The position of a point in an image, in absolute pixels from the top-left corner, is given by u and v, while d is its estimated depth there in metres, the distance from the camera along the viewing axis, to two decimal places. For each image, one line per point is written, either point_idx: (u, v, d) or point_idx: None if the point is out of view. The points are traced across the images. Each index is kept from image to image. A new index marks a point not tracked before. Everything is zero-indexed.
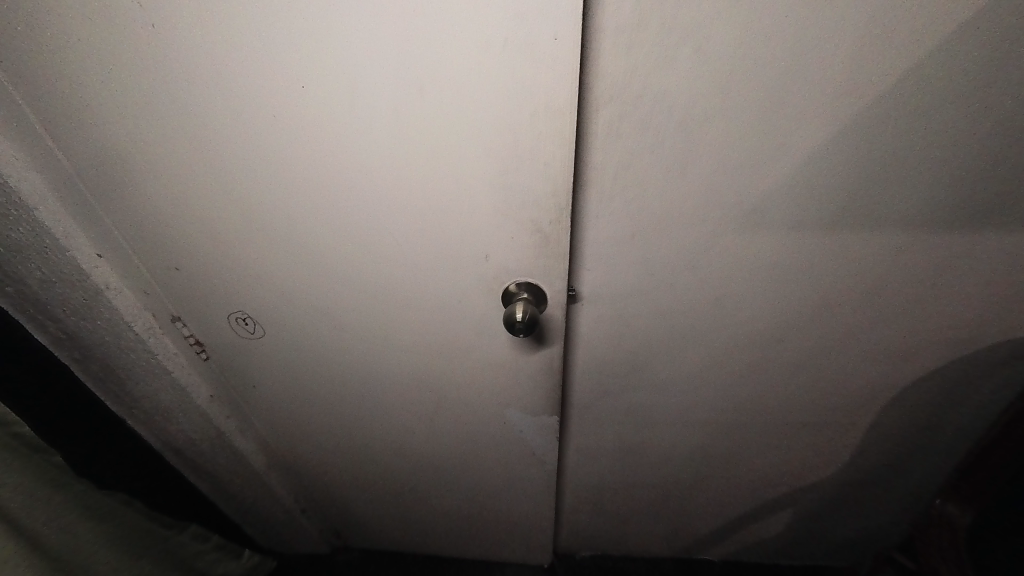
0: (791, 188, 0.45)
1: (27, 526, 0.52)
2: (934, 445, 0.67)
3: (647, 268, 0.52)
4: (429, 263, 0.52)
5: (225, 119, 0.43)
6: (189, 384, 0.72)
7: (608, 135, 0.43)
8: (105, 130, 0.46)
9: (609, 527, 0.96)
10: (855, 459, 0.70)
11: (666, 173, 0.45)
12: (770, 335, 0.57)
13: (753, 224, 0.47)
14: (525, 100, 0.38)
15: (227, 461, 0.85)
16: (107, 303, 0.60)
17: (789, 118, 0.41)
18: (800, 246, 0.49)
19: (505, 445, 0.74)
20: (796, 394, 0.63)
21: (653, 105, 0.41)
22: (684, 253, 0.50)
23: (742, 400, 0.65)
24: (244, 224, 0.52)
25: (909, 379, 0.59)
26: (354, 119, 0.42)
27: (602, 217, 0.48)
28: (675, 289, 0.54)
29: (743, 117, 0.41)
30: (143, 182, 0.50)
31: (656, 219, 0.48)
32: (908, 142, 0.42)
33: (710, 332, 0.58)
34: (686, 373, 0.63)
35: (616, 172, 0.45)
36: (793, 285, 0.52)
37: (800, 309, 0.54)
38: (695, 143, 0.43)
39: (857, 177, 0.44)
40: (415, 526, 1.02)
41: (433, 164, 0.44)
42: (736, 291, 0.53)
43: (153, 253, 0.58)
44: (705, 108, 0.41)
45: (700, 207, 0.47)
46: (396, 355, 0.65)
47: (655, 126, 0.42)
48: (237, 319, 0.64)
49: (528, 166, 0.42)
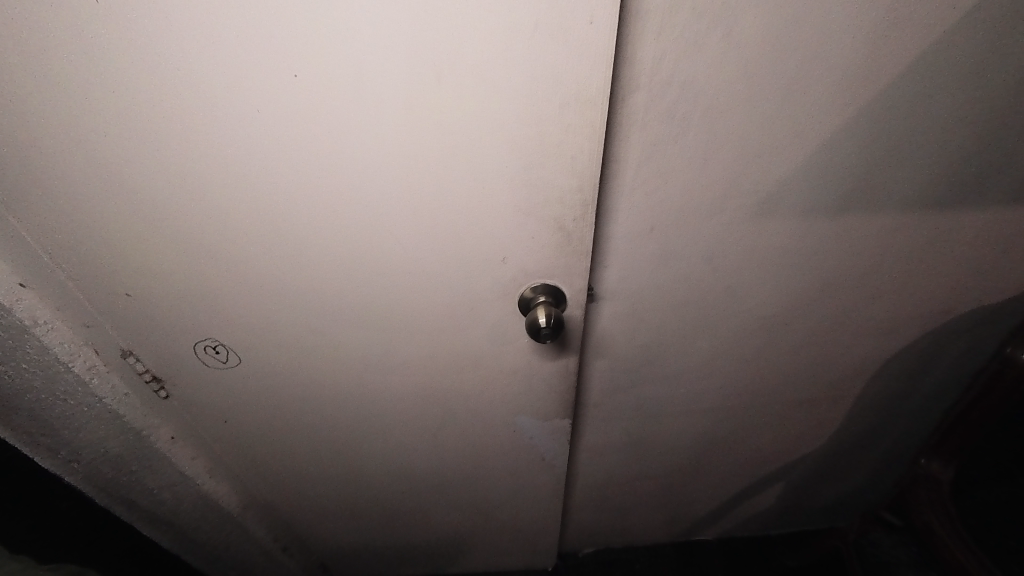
0: (804, 176, 0.46)
1: None
2: (909, 408, 0.73)
3: (666, 262, 0.52)
4: (439, 271, 0.48)
5: (197, 119, 0.37)
6: (148, 427, 0.63)
7: (635, 126, 0.41)
8: (28, 132, 0.37)
9: (612, 522, 0.96)
10: (843, 429, 0.75)
11: (689, 165, 0.44)
12: (775, 320, 0.58)
13: (766, 213, 0.48)
14: (555, 89, 0.35)
15: (194, 509, 0.74)
16: (38, 343, 0.50)
17: (806, 107, 0.41)
18: (808, 232, 0.50)
19: (513, 452, 0.72)
20: (795, 375, 0.66)
21: (682, 93, 0.39)
22: (703, 244, 0.50)
23: (745, 384, 0.66)
24: (218, 239, 0.45)
25: (894, 350, 0.64)
26: (358, 115, 0.37)
27: (624, 213, 0.47)
28: (690, 281, 0.54)
29: (766, 106, 0.41)
30: (83, 196, 0.42)
31: (677, 211, 0.47)
32: (909, 128, 0.44)
33: (721, 321, 0.58)
34: (696, 364, 0.63)
35: (640, 166, 0.44)
36: (798, 270, 0.53)
37: (803, 294, 0.56)
38: (720, 132, 0.42)
39: (865, 163, 0.46)
40: (412, 549, 0.96)
41: (450, 164, 0.40)
42: (747, 279, 0.54)
43: (95, 279, 0.49)
44: (731, 96, 0.40)
45: (721, 197, 0.47)
46: (398, 373, 0.60)
47: (682, 116, 0.41)
48: (205, 347, 0.56)
49: (554, 161, 0.39)
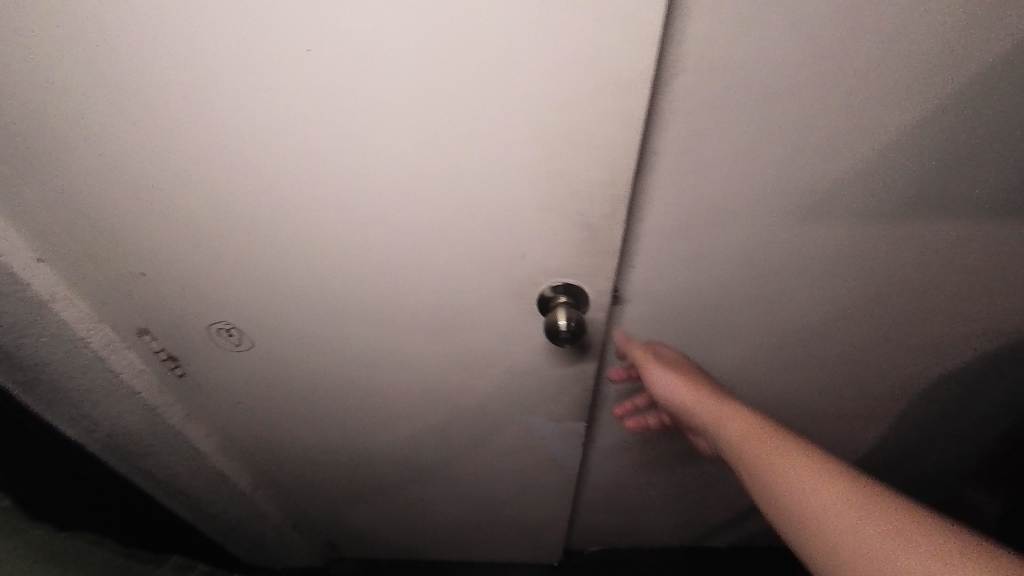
0: (865, 177, 0.41)
1: None
2: (955, 433, 0.67)
3: (697, 266, 0.48)
4: (455, 264, 0.46)
5: (208, 94, 0.35)
6: (161, 404, 0.64)
7: (677, 117, 0.38)
8: (46, 108, 0.37)
9: (622, 524, 0.94)
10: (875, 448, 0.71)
11: (734, 161, 0.40)
12: (816, 330, 0.54)
13: (817, 217, 0.44)
14: (590, 72, 0.32)
15: (209, 481, 0.77)
16: (53, 317, 0.51)
17: (876, 98, 0.37)
18: (864, 239, 0.45)
19: (523, 450, 0.70)
20: (829, 388, 0.62)
21: (733, 79, 0.36)
22: (743, 248, 0.47)
23: (774, 397, 0.63)
24: (231, 223, 0.44)
25: (945, 370, 0.58)
26: (371, 95, 0.35)
27: (658, 211, 0.44)
28: (722, 287, 0.50)
29: (828, 96, 0.37)
30: (98, 173, 0.41)
31: (717, 212, 0.44)
32: (997, 125, 0.38)
33: (755, 329, 0.54)
34: (725, 372, 0.59)
35: (679, 161, 0.40)
36: (847, 280, 0.49)
37: (846, 307, 0.52)
38: (771, 126, 0.38)
39: (933, 167, 0.41)
40: (420, 535, 0.97)
41: (470, 151, 0.37)
42: (788, 287, 0.50)
43: (109, 258, 0.49)
44: (789, 83, 0.36)
45: (765, 198, 0.43)
46: (409, 366, 0.58)
47: (731, 107, 0.37)
48: (218, 330, 0.56)
49: (582, 152, 0.36)
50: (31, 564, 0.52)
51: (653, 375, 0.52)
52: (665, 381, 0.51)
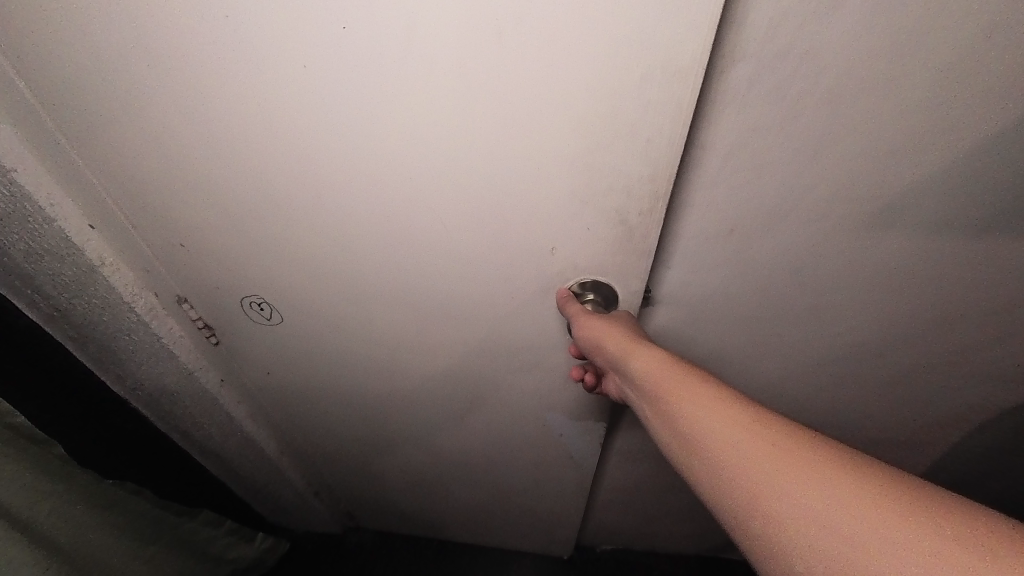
0: (933, 182, 0.38)
1: (29, 517, 0.52)
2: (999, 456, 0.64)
3: (738, 271, 0.46)
4: (483, 253, 0.45)
5: (248, 68, 0.35)
6: (198, 368, 0.66)
7: (732, 108, 0.35)
8: (100, 81, 0.39)
9: (636, 527, 0.93)
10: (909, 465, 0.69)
11: (790, 158, 0.37)
12: (854, 340, 0.52)
13: (870, 223, 0.41)
14: (639, 58, 0.30)
15: (239, 446, 0.80)
16: (104, 282, 0.53)
17: (958, 96, 0.33)
18: (921, 248, 0.43)
19: (541, 444, 0.70)
20: (862, 397, 0.60)
21: (798, 69, 0.33)
22: (789, 252, 0.44)
23: (802, 403, 0.62)
24: (267, 199, 0.45)
25: (985, 385, 0.57)
26: (407, 75, 0.34)
27: (701, 209, 0.41)
28: (765, 291, 0.48)
29: (903, 91, 0.33)
30: (147, 146, 0.43)
31: (765, 213, 0.41)
32: None
33: (792, 336, 0.52)
34: (754, 377, 0.58)
35: (728, 157, 0.37)
36: (897, 290, 0.47)
37: (892, 316, 0.49)
38: (837, 122, 0.35)
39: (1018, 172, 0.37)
40: (433, 516, 0.99)
41: (505, 136, 0.36)
42: (834, 294, 0.47)
43: (155, 228, 0.51)
44: (862, 76, 0.33)
45: (820, 198, 0.40)
46: (432, 352, 0.59)
47: (793, 99, 0.34)
48: (251, 303, 0.57)
49: (624, 144, 0.35)
50: (77, 507, 0.58)
51: (583, 328, 0.44)
52: (594, 329, 0.43)
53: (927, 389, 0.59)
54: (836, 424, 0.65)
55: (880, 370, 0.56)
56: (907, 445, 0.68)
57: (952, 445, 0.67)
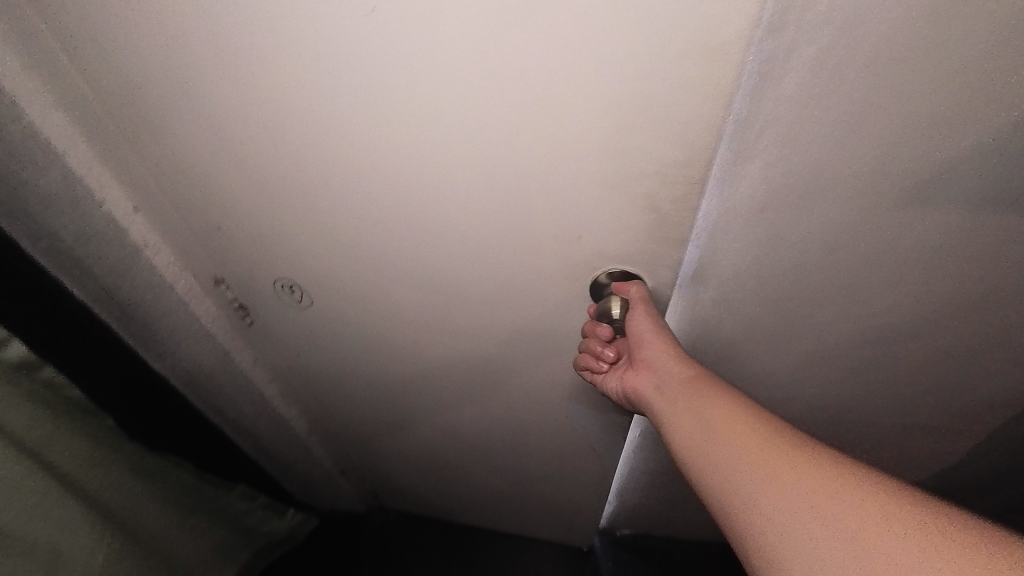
0: (976, 157, 0.37)
1: (82, 481, 0.57)
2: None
3: (764, 251, 0.44)
4: (507, 241, 0.45)
5: (281, 52, 0.36)
6: (233, 349, 0.70)
7: (774, 79, 0.33)
8: (144, 69, 0.41)
9: (656, 514, 0.94)
10: (939, 453, 0.69)
11: (832, 135, 0.36)
12: (889, 327, 0.51)
13: (910, 202, 0.40)
14: (675, 36, 0.29)
15: (270, 424, 0.84)
16: (147, 264, 0.57)
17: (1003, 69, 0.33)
18: (960, 227, 0.42)
19: (561, 435, 0.70)
20: (896, 389, 0.59)
21: (845, 36, 0.31)
22: (824, 235, 0.43)
23: (836, 396, 0.61)
24: (298, 184, 0.46)
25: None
26: (437, 58, 0.34)
27: (736, 191, 0.39)
28: (800, 278, 0.46)
29: (950, 60, 0.33)
30: (186, 133, 0.45)
31: (802, 193, 0.40)
32: None
33: (823, 323, 0.51)
34: (784, 368, 0.57)
35: (767, 133, 0.36)
36: (934, 272, 0.46)
37: (931, 296, 0.48)
38: (884, 94, 0.34)
39: None
40: (453, 500, 1.02)
41: (532, 119, 0.35)
42: (869, 278, 0.46)
43: (194, 210, 0.53)
44: (910, 46, 0.32)
45: (862, 177, 0.39)
46: (454, 338, 0.59)
47: (837, 69, 0.33)
48: (282, 286, 0.59)
49: (658, 127, 0.33)
50: (123, 473, 0.62)
51: (635, 316, 0.45)
52: (648, 325, 0.46)
53: (966, 377, 0.57)
54: (868, 417, 0.64)
55: (917, 355, 0.54)
56: (944, 440, 0.66)
57: (998, 434, 0.64)
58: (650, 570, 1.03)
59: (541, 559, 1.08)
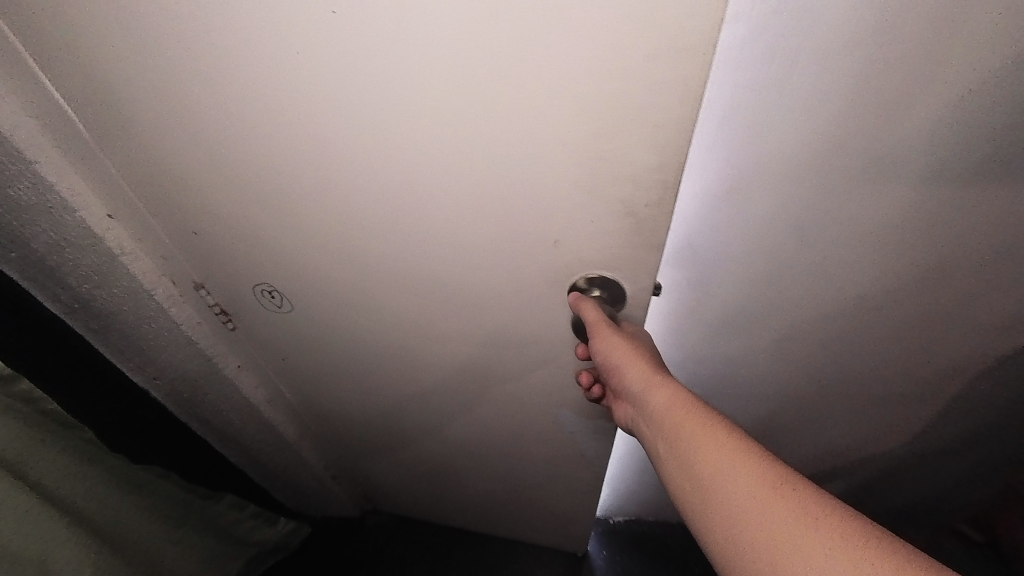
0: (917, 139, 0.42)
1: (66, 498, 0.56)
2: (984, 407, 0.70)
3: (740, 230, 0.49)
4: (486, 246, 0.44)
5: (244, 55, 0.35)
6: (217, 355, 0.68)
7: (728, 65, 0.38)
8: (111, 77, 0.40)
9: (651, 492, 1.01)
10: (905, 424, 0.75)
11: (788, 116, 0.40)
12: (850, 300, 0.56)
13: (862, 179, 0.44)
14: (640, 34, 0.28)
15: (258, 431, 0.83)
16: (124, 271, 0.55)
17: (930, 60, 0.37)
18: (910, 203, 0.46)
19: (550, 440, 0.69)
20: (861, 361, 0.64)
21: (791, 25, 0.35)
22: (787, 210, 0.47)
23: (807, 369, 0.67)
24: (271, 190, 0.46)
25: (974, 343, 0.60)
26: (400, 58, 0.33)
27: (702, 167, 0.44)
28: (766, 251, 0.51)
29: (885, 49, 0.36)
30: (158, 140, 0.44)
31: (764, 169, 0.44)
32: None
33: (791, 295, 0.56)
34: (760, 343, 0.63)
35: (728, 114, 0.40)
36: (888, 246, 0.50)
37: (888, 268, 0.52)
38: (831, 79, 0.38)
39: (990, 132, 0.41)
40: (446, 504, 1.01)
41: (502, 125, 0.35)
42: (830, 252, 0.51)
43: (170, 216, 0.53)
44: (849, 37, 0.36)
45: (817, 155, 0.43)
46: (437, 343, 0.59)
47: (786, 55, 0.37)
48: (263, 291, 0.59)
49: (629, 130, 0.33)
50: (108, 488, 0.62)
51: (600, 340, 0.44)
52: (615, 349, 0.43)
53: (924, 350, 0.62)
54: (837, 387, 0.69)
55: (879, 324, 0.59)
56: (908, 409, 0.72)
57: (958, 402, 0.69)
58: (645, 548, 1.10)
59: (539, 556, 1.08)
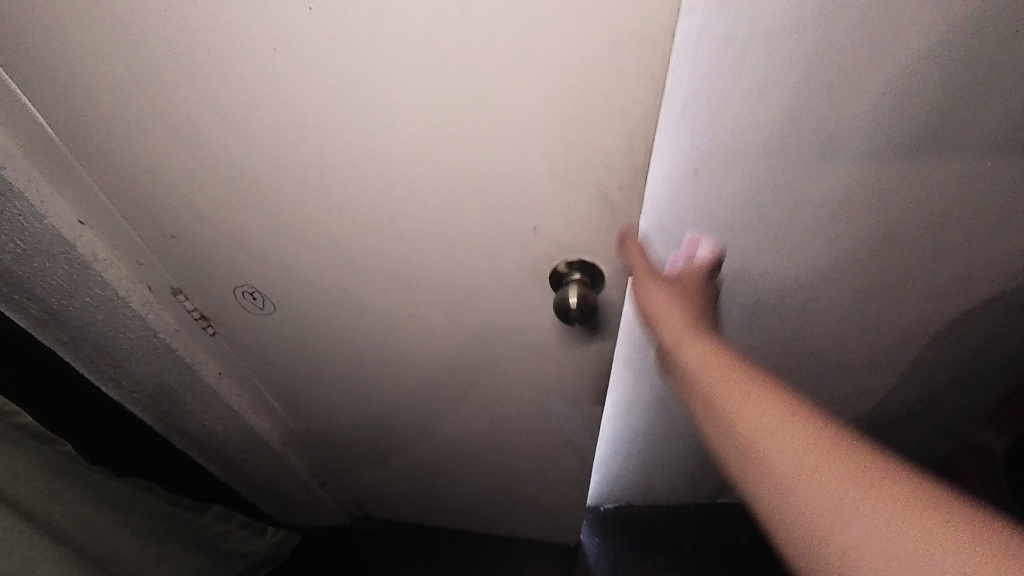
0: (860, 123, 0.45)
1: (40, 518, 0.54)
2: (931, 372, 0.77)
3: (707, 210, 0.51)
4: (466, 237, 0.46)
5: (217, 55, 0.36)
6: (197, 363, 0.68)
7: (685, 54, 0.40)
8: (81, 81, 0.40)
9: (636, 476, 1.04)
10: (864, 393, 0.80)
11: (744, 100, 0.43)
12: (810, 277, 0.60)
13: (813, 160, 0.48)
14: (604, 26, 0.30)
15: (241, 440, 0.81)
16: (98, 278, 0.55)
17: (863, 50, 0.41)
18: (856, 184, 0.50)
19: (538, 430, 0.71)
20: (822, 335, 0.69)
21: (742, 15, 0.38)
22: (748, 191, 0.50)
23: (776, 346, 0.70)
24: (250, 190, 0.46)
25: (918, 314, 0.66)
26: (375, 51, 0.34)
27: (668, 152, 0.47)
28: (731, 232, 0.54)
29: (826, 39, 0.40)
30: (130, 143, 0.44)
31: (725, 153, 0.47)
32: (957, 84, 0.43)
33: (757, 274, 0.59)
34: (731, 323, 0.66)
35: (688, 100, 0.43)
36: (839, 225, 0.54)
37: (841, 244, 0.56)
38: (781, 65, 0.41)
39: (918, 117, 0.45)
40: (438, 504, 1.01)
41: (477, 115, 0.36)
42: (788, 230, 0.54)
43: (145, 219, 0.52)
44: (795, 26, 0.39)
45: (772, 137, 0.46)
46: (421, 338, 0.59)
47: (739, 43, 0.39)
48: (244, 293, 0.58)
49: (599, 117, 0.34)
50: (85, 504, 0.60)
51: (642, 288, 0.42)
52: (654, 297, 0.41)
53: (876, 322, 0.67)
54: (803, 362, 0.74)
55: (838, 297, 0.63)
56: (866, 379, 0.77)
57: (908, 369, 0.76)
58: (636, 532, 1.13)
59: (533, 550, 1.09)
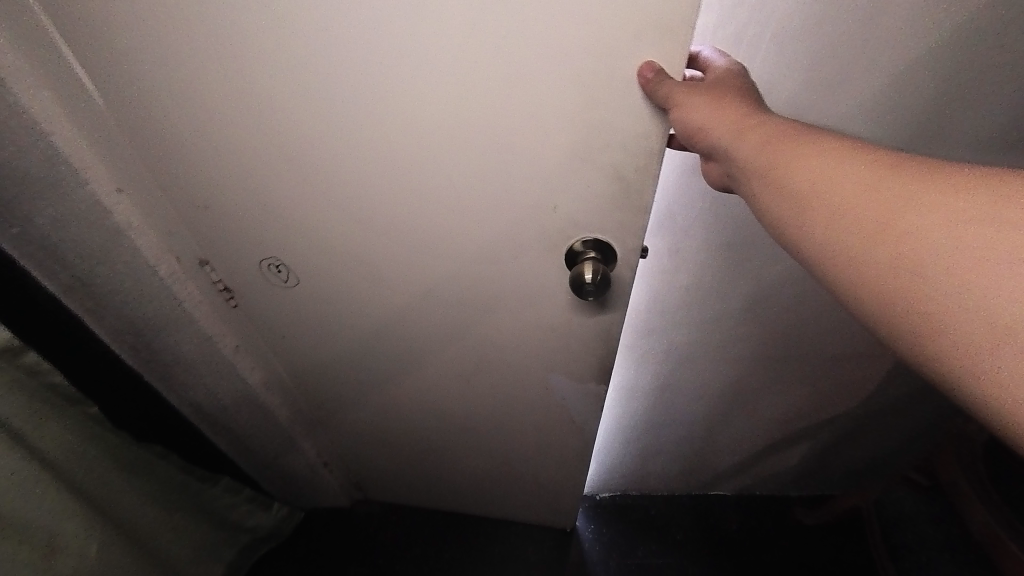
0: (860, 113, 0.49)
1: (69, 474, 0.57)
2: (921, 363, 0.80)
3: (710, 197, 0.55)
4: (487, 212, 0.48)
5: (263, 35, 0.39)
6: (216, 334, 0.70)
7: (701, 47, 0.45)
8: (134, 54, 0.42)
9: (633, 464, 1.07)
10: (855, 385, 0.84)
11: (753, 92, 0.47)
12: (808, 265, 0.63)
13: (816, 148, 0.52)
14: (629, 16, 0.33)
15: (251, 414, 0.83)
16: (131, 245, 0.57)
17: (866, 48, 0.44)
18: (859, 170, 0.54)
19: (542, 408, 0.73)
20: (818, 324, 0.72)
21: (755, 11, 0.42)
22: None
23: (774, 334, 0.73)
24: (284, 163, 0.48)
25: None
26: (414, 35, 0.37)
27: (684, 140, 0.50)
28: (736, 218, 0.57)
29: (831, 36, 0.44)
30: (173, 114, 0.46)
31: None
32: (956, 83, 0.46)
33: (759, 260, 0.62)
34: (731, 308, 0.69)
35: None
36: None
37: None
38: (787, 58, 0.45)
39: (916, 113, 0.48)
40: (439, 486, 1.03)
41: (504, 95, 0.39)
42: None
43: (182, 190, 0.54)
44: (802, 21, 0.43)
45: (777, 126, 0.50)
46: (436, 315, 0.62)
47: (750, 39, 0.43)
48: (269, 266, 0.61)
49: (621, 99, 0.37)
50: (107, 465, 0.63)
51: (679, 110, 0.36)
52: (697, 114, 0.36)
53: None
54: (799, 350, 0.77)
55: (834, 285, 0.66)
56: (858, 370, 0.81)
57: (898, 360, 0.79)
58: (631, 521, 1.15)
59: (529, 532, 1.12)
